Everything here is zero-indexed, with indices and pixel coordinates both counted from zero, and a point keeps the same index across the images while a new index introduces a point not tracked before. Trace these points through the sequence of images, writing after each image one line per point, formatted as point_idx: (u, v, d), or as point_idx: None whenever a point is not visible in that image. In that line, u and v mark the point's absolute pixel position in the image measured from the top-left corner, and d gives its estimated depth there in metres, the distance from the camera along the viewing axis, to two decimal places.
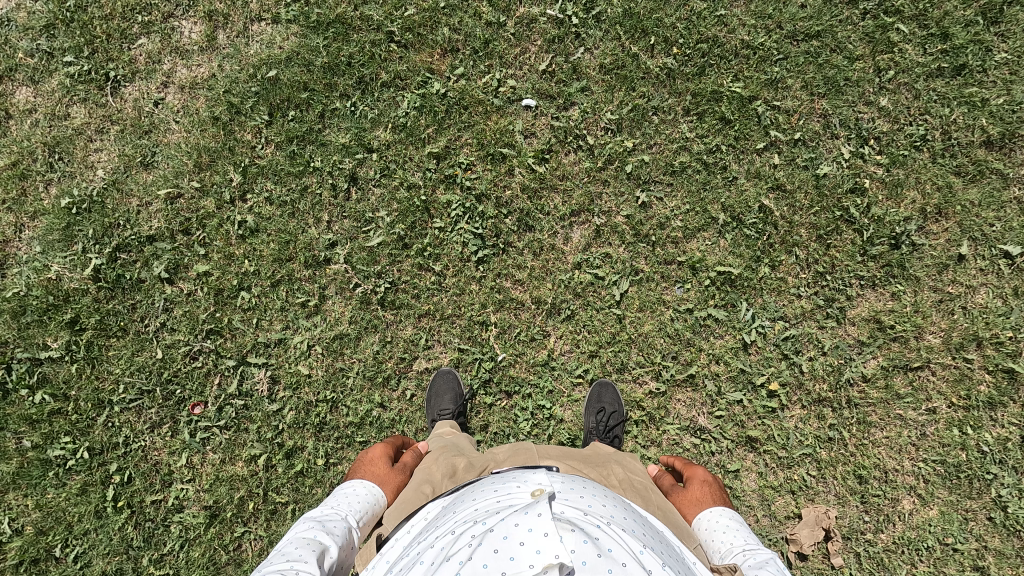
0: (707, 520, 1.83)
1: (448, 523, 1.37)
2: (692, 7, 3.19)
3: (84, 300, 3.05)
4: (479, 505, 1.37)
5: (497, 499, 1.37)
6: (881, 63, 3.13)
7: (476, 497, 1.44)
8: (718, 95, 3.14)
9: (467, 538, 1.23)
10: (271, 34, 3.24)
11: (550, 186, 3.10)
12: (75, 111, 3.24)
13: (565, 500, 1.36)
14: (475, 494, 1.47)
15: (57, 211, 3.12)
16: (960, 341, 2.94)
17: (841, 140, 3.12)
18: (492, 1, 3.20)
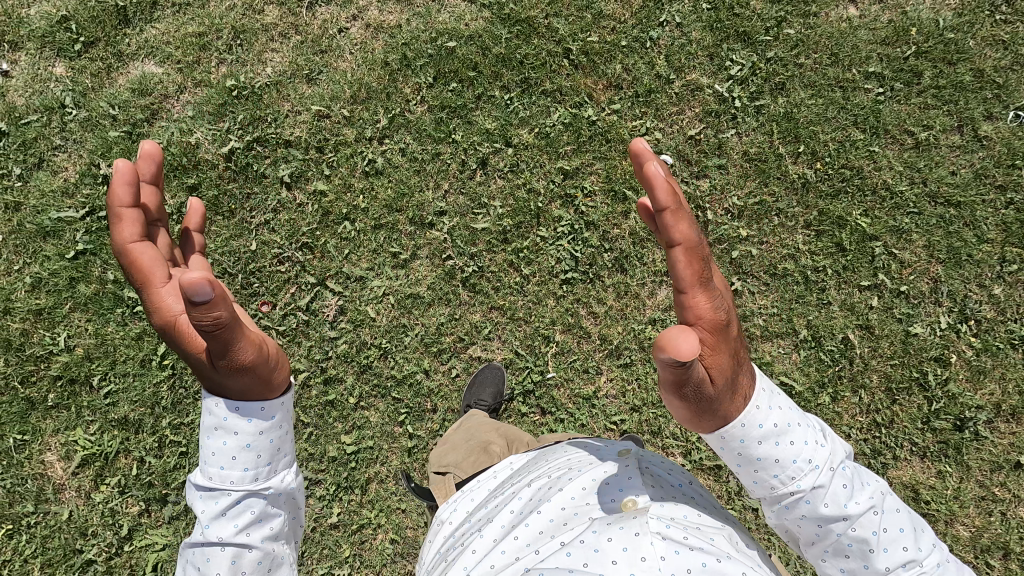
0: (750, 434, 1.50)
1: (543, 468, 1.64)
2: (849, 134, 3.29)
3: (210, 172, 3.26)
4: (571, 456, 1.63)
5: (589, 454, 1.62)
6: (1009, 254, 3.15)
7: (568, 451, 1.69)
8: (843, 222, 3.20)
9: (562, 481, 1.49)
10: (464, 10, 3.44)
11: (656, 240, 3.20)
12: (269, 10, 3.48)
13: (650, 463, 1.61)
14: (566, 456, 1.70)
15: (220, 88, 3.36)
16: (987, 543, 2.90)
17: (942, 309, 3.13)
18: (669, 59, 3.36)
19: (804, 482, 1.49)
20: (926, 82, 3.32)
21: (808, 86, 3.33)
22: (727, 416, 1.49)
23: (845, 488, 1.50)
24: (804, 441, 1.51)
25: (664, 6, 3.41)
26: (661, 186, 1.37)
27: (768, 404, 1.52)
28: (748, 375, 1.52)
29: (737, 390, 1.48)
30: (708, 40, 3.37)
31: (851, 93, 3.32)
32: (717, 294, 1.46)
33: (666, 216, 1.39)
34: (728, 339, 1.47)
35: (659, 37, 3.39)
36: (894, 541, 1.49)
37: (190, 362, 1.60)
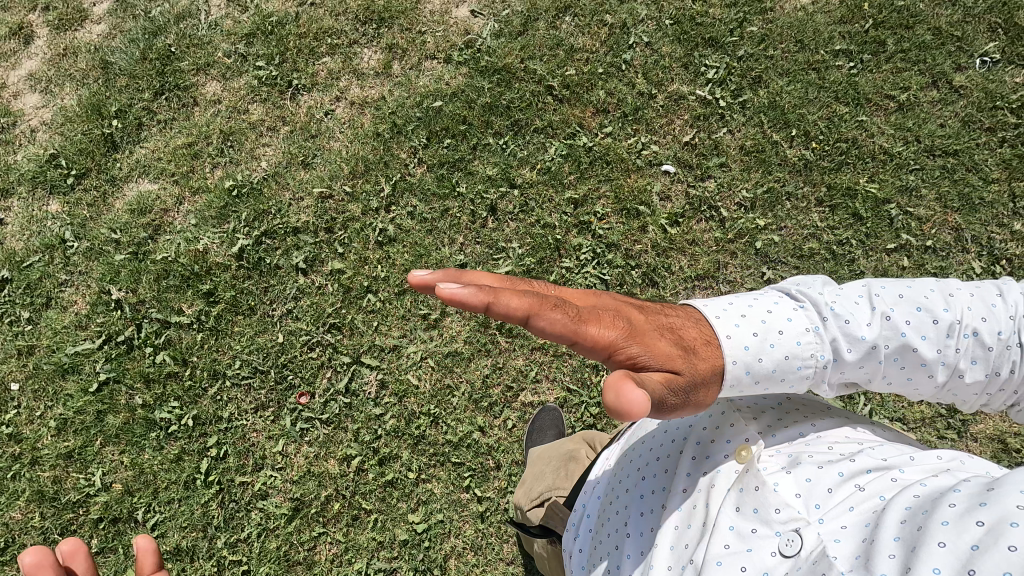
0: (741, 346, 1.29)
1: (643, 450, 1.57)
2: (835, 110, 3.40)
3: (223, 275, 3.21)
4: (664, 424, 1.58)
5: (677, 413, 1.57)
6: (1018, 189, 3.24)
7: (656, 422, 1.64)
8: (853, 192, 3.26)
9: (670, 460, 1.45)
10: (442, 72, 3.56)
11: (678, 247, 3.21)
12: (254, 108, 3.55)
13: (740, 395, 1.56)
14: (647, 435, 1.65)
15: (219, 191, 3.36)
16: None
17: (971, 255, 3.17)
18: (646, 76, 3.50)
19: (825, 352, 1.29)
20: (890, 49, 3.50)
21: (783, 75, 3.48)
22: (718, 375, 1.29)
23: (849, 322, 1.29)
24: (788, 318, 1.32)
25: (629, 30, 3.58)
26: (466, 298, 1.18)
27: (733, 321, 1.31)
28: (692, 322, 1.34)
29: (700, 352, 1.29)
30: (678, 52, 3.54)
31: (824, 72, 3.48)
32: (596, 311, 1.27)
33: (496, 310, 1.19)
34: (647, 328, 1.28)
35: (632, 58, 3.54)
36: (924, 324, 1.28)
37: None
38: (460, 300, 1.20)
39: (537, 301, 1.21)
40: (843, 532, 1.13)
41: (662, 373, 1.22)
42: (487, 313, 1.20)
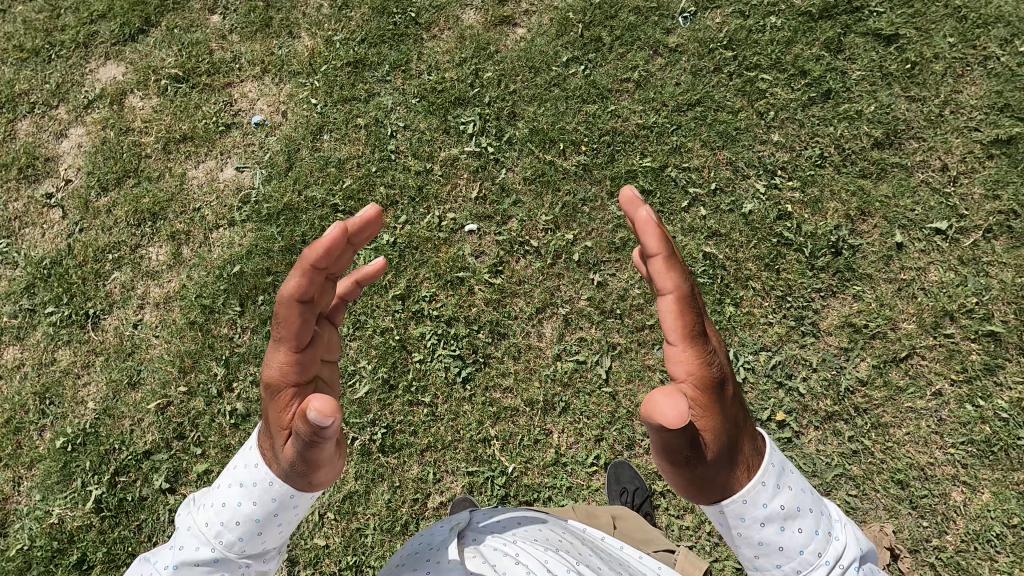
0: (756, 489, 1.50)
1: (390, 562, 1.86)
2: (587, 110, 3.65)
3: (89, 535, 3.02)
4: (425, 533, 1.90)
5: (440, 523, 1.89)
6: (762, 107, 3.55)
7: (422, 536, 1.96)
8: (633, 173, 3.49)
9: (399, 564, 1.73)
10: (230, 236, 3.57)
11: (510, 293, 3.31)
12: (61, 353, 3.42)
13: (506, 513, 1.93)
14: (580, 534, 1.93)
15: (54, 453, 3.19)
16: (933, 320, 3.06)
17: (753, 178, 3.43)
18: (416, 155, 3.64)
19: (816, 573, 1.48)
20: (608, 40, 3.79)
21: (531, 101, 3.70)
22: (729, 486, 1.50)
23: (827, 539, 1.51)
24: (815, 530, 1.51)
25: (384, 123, 3.74)
26: (659, 240, 1.42)
27: (777, 483, 1.52)
28: (748, 446, 1.54)
29: (736, 465, 1.50)
30: (434, 122, 3.71)
31: (564, 83, 3.73)
32: (709, 351, 1.49)
33: (660, 264, 1.42)
34: (722, 403, 1.50)
35: (397, 145, 3.67)
36: None
37: (270, 425, 1.59)
38: (644, 230, 1.44)
39: (683, 288, 1.44)
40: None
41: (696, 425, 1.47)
42: (648, 256, 1.44)
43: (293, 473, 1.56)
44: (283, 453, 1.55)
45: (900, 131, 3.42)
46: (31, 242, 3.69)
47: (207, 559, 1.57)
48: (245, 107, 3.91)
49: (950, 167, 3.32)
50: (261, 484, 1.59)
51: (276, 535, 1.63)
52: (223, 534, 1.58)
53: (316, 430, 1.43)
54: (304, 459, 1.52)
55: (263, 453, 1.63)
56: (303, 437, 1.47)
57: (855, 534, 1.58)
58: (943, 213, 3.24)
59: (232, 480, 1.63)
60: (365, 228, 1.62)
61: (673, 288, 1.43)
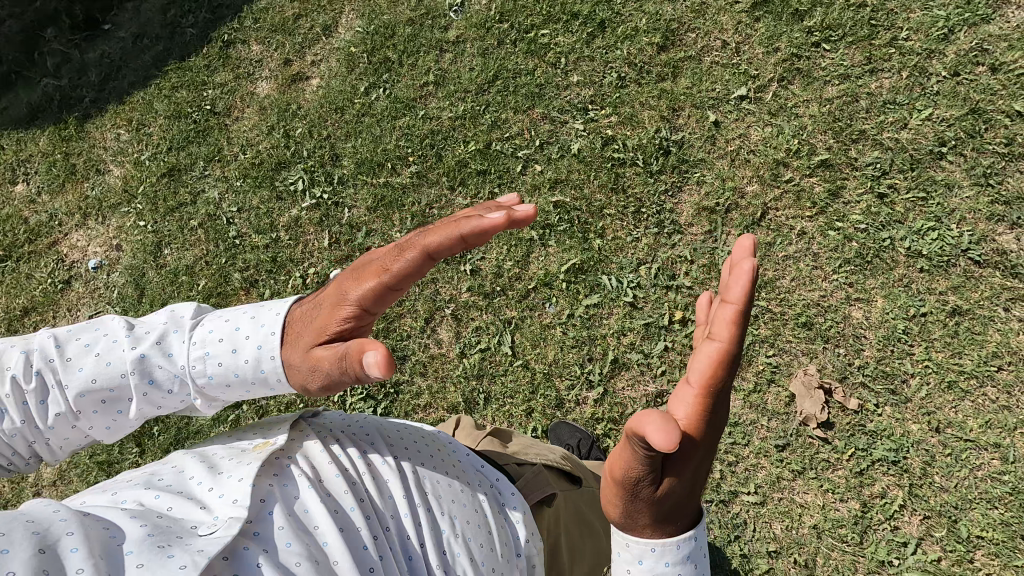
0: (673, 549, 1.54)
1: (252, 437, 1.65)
2: (401, 125, 3.73)
3: None
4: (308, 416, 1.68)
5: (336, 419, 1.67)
6: (552, 59, 3.73)
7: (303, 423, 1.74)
8: (464, 162, 3.57)
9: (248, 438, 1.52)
10: None
11: (394, 315, 3.26)
12: None
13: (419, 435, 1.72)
14: (450, 442, 1.68)
15: None
16: (771, 173, 3.20)
17: (570, 121, 3.57)
18: (259, 230, 3.62)
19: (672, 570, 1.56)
20: (396, 57, 3.92)
21: (348, 138, 3.77)
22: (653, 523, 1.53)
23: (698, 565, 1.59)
24: None
25: (218, 214, 3.71)
26: (744, 295, 1.37)
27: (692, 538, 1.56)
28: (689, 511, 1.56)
29: (671, 531, 1.53)
30: (265, 194, 3.71)
31: (372, 110, 3.81)
32: (717, 421, 1.46)
33: (729, 312, 1.38)
34: (699, 463, 1.47)
35: (238, 229, 3.65)
36: None
37: (310, 316, 1.52)
38: (739, 278, 1.40)
39: (731, 346, 1.39)
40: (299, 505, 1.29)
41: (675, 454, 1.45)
42: (723, 301, 1.40)
43: (308, 379, 1.46)
44: (305, 351, 1.45)
45: (676, 30, 3.64)
46: None
47: (174, 370, 1.44)
48: (77, 257, 3.80)
49: (729, 41, 3.54)
50: (266, 349, 1.46)
51: (238, 397, 1.50)
52: (203, 362, 1.44)
53: (363, 373, 1.39)
54: (330, 378, 1.43)
55: (285, 328, 1.50)
56: (343, 364, 1.39)
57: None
58: (739, 81, 3.44)
59: (235, 326, 1.48)
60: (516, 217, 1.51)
61: (725, 340, 1.39)
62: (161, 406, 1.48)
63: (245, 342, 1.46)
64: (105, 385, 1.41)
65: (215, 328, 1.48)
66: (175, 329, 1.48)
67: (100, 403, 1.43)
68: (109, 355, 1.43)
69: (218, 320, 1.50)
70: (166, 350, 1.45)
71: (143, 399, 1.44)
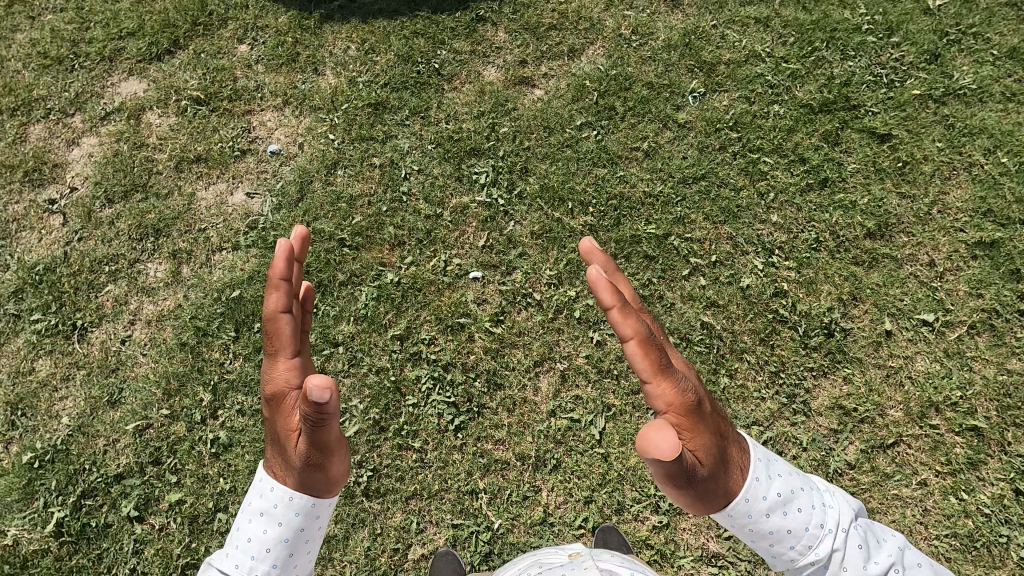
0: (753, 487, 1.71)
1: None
2: (597, 173, 3.79)
3: (46, 559, 2.88)
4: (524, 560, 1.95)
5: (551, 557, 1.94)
6: (762, 188, 3.73)
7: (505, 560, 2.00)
8: (637, 238, 3.60)
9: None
10: (233, 260, 3.58)
11: (510, 343, 3.33)
12: (41, 363, 3.33)
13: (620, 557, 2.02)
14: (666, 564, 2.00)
15: (18, 467, 3.06)
16: (919, 410, 3.13)
17: (751, 254, 3.56)
18: (427, 199, 3.73)
19: (823, 547, 1.73)
20: (621, 109, 3.99)
21: (544, 159, 3.85)
22: (727, 494, 1.67)
23: (865, 550, 1.77)
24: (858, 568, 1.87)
25: (399, 165, 3.84)
26: (615, 295, 1.42)
27: (768, 474, 1.75)
28: (738, 453, 1.71)
29: (730, 470, 1.68)
30: (449, 169, 3.82)
31: (577, 145, 3.89)
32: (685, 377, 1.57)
33: (615, 318, 1.43)
34: (701, 420, 1.58)
35: (409, 188, 3.77)
36: None
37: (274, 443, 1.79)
38: (598, 287, 1.43)
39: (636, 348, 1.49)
40: None
41: (690, 453, 1.57)
42: (609, 312, 1.44)
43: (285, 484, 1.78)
44: (287, 463, 1.76)
45: (891, 224, 3.60)
46: (25, 246, 3.65)
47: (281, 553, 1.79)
48: (262, 135, 3.98)
49: (936, 262, 3.48)
50: None
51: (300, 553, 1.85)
52: (249, 549, 1.79)
53: (320, 413, 1.59)
54: (316, 446, 1.70)
55: (272, 475, 1.84)
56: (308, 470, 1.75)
57: (832, 493, 1.89)
58: (930, 305, 3.36)
59: (244, 535, 1.82)
60: (302, 244, 1.88)
61: (634, 334, 1.45)
62: None
63: None
64: None
65: None
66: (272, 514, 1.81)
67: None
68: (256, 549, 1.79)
69: None
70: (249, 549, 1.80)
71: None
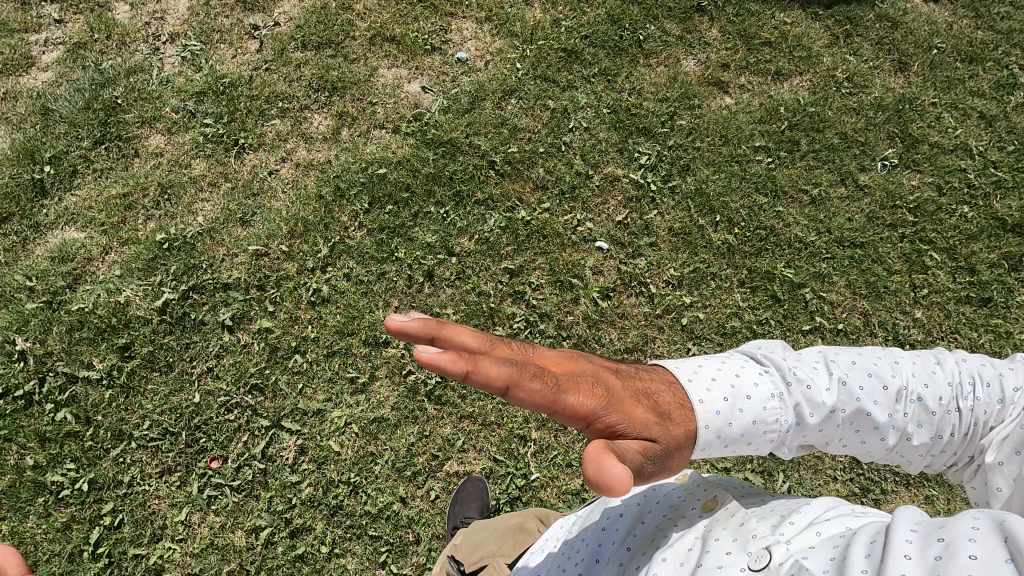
0: (715, 418, 1.50)
1: None
2: (755, 200, 3.69)
3: (143, 329, 3.09)
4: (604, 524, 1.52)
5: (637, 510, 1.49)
6: (917, 281, 3.53)
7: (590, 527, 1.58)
8: (771, 276, 3.48)
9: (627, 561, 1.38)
10: (389, 141, 3.70)
11: (609, 320, 3.32)
12: (197, 164, 3.57)
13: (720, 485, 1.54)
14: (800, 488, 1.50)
15: (149, 242, 3.30)
16: None
17: (879, 339, 3.40)
18: (584, 157, 3.72)
19: (787, 417, 1.51)
20: (803, 148, 3.86)
21: (708, 165, 3.77)
22: (689, 439, 1.48)
23: (810, 388, 1.53)
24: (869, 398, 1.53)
25: (569, 115, 3.85)
26: (443, 362, 1.37)
27: (706, 387, 1.53)
28: (665, 389, 1.54)
29: (670, 418, 1.48)
30: (614, 137, 3.80)
31: (745, 165, 3.78)
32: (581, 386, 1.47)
33: (473, 379, 1.38)
34: (629, 409, 1.45)
35: (571, 140, 3.77)
36: (875, 391, 1.53)
37: None
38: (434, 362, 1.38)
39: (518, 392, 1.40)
40: (809, 550, 1.17)
41: (638, 442, 1.41)
42: (461, 379, 1.39)
43: None
44: None
45: None
46: (219, 57, 3.89)
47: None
48: (455, 40, 4.06)
49: None
50: None
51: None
52: None
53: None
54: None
55: None
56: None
57: (766, 357, 1.62)
58: None
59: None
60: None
61: (500, 378, 1.39)
62: None
63: None
64: None
65: None
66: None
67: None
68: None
69: None
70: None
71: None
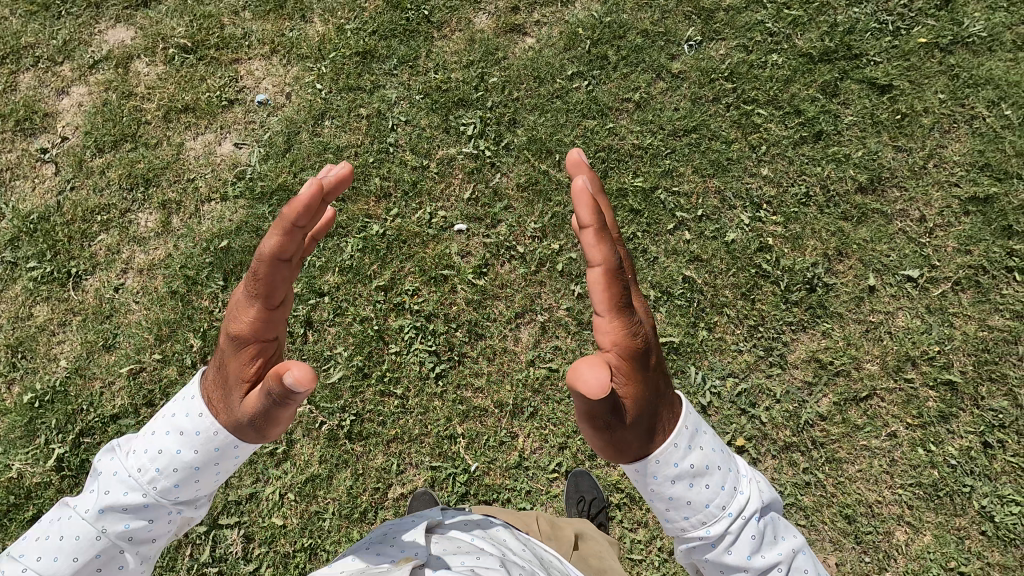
0: (669, 454, 1.58)
1: None
2: (586, 125, 3.72)
3: (46, 493, 3.06)
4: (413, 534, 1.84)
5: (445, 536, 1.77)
6: (753, 142, 3.66)
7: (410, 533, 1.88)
8: (623, 192, 3.57)
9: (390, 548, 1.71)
10: (221, 210, 3.60)
11: (492, 295, 3.38)
12: (38, 309, 3.42)
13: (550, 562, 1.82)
14: None
15: (20, 407, 3.20)
16: (896, 364, 3.17)
17: (739, 209, 3.53)
18: (414, 150, 3.69)
19: (716, 527, 1.61)
20: (614, 59, 3.87)
21: (533, 110, 3.77)
22: (642, 447, 1.58)
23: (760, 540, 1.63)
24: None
25: (386, 115, 3.79)
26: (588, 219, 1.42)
27: (689, 443, 1.61)
28: (672, 411, 1.62)
29: (655, 423, 1.58)
30: (436, 120, 3.76)
31: (567, 96, 3.80)
32: (635, 319, 1.53)
33: (585, 234, 1.43)
34: (649, 360, 1.56)
35: (396, 139, 3.73)
36: None
37: None
38: (578, 199, 1.44)
39: (612, 262, 1.45)
40: None
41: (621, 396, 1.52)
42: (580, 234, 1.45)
43: None
44: None
45: (884, 179, 3.54)
46: (19, 195, 3.69)
47: (138, 505, 1.60)
48: (249, 85, 3.93)
49: (927, 217, 3.45)
50: (203, 436, 1.62)
51: (211, 484, 1.68)
52: None
53: (287, 392, 1.49)
54: (265, 413, 1.56)
55: None
56: (270, 391, 1.51)
57: (761, 488, 1.71)
58: (915, 261, 3.36)
59: (149, 448, 1.64)
60: (336, 183, 1.68)
61: (603, 262, 1.44)
62: (154, 532, 1.65)
63: (189, 450, 1.62)
64: (87, 559, 1.60)
65: (152, 453, 1.63)
66: (69, 515, 1.64)
67: (99, 570, 1.62)
68: (75, 532, 1.60)
69: (154, 450, 1.63)
70: (34, 555, 1.60)
71: (132, 542, 1.63)
